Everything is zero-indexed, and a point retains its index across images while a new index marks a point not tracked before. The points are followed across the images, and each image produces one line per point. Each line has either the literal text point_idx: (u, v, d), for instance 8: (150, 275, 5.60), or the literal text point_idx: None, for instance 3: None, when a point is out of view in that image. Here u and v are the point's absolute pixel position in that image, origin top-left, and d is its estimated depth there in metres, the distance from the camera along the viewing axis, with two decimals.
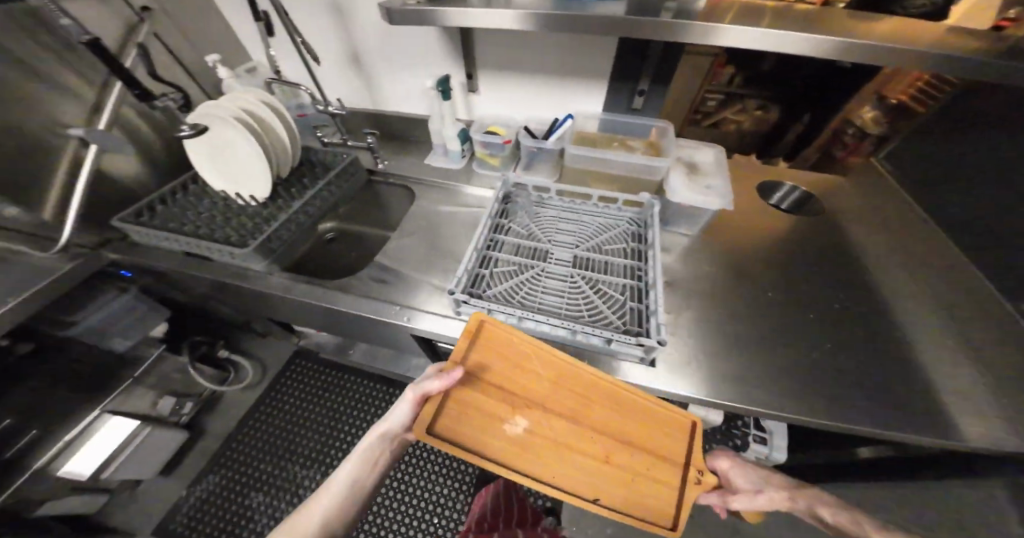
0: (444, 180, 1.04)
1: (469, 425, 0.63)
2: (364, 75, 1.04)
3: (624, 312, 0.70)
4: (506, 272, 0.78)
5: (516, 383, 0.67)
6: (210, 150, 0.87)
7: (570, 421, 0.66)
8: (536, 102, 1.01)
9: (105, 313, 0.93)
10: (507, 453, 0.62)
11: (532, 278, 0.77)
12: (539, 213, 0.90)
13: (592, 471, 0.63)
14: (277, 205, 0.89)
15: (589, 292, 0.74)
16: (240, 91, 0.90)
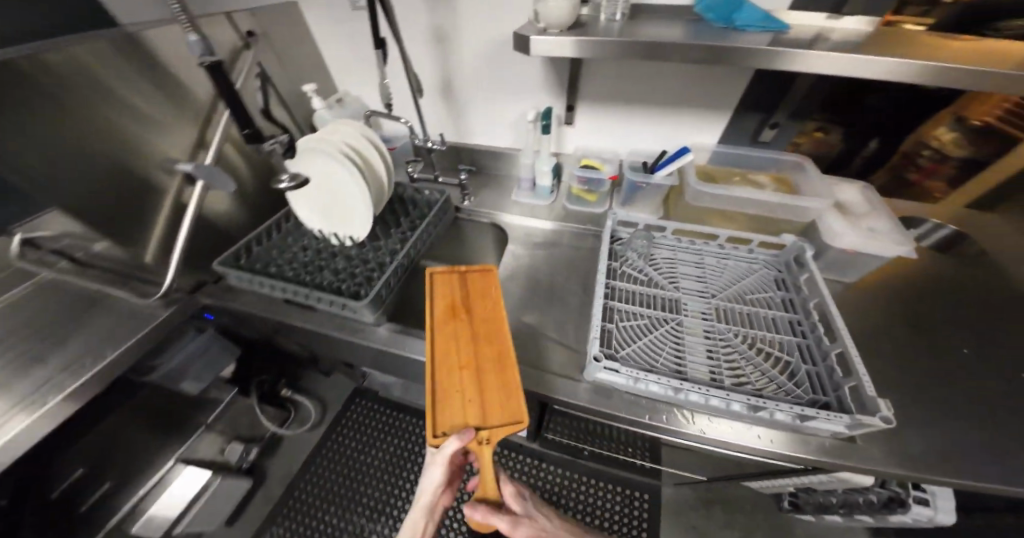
0: (537, 217, 0.96)
1: (435, 289, 0.69)
2: (454, 107, 0.99)
3: (797, 378, 0.60)
4: (639, 328, 0.68)
5: (481, 299, 0.69)
6: (308, 189, 0.83)
7: (483, 339, 0.64)
8: (639, 135, 0.93)
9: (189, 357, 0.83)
10: (438, 321, 0.65)
11: (670, 333, 0.68)
12: (657, 256, 0.81)
13: (449, 369, 0.61)
14: (377, 248, 0.84)
15: (747, 352, 0.64)
16: (337, 124, 0.86)
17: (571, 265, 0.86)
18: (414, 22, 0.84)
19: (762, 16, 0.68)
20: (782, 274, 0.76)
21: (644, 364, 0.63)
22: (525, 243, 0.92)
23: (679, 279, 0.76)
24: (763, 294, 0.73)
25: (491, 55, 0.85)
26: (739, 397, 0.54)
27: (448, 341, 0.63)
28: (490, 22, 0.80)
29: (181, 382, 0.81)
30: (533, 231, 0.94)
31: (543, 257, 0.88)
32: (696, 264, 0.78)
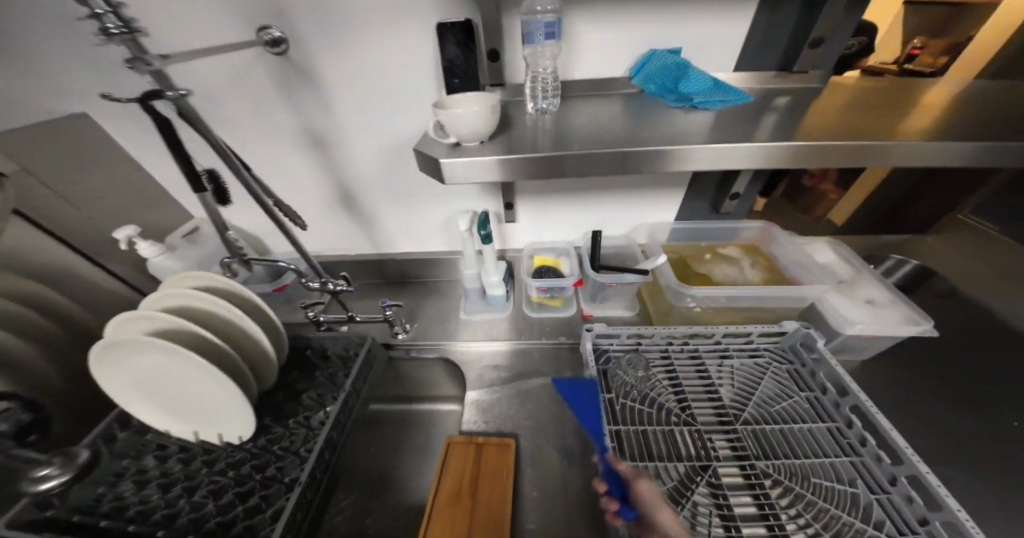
0: (492, 339, 0.76)
1: (445, 476, 0.58)
2: (359, 219, 0.77)
3: (870, 514, 0.51)
4: (668, 495, 0.54)
5: (489, 482, 0.57)
6: (152, 388, 0.58)
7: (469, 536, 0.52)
8: (592, 220, 0.78)
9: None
10: (440, 519, 0.54)
11: (707, 493, 0.55)
12: (654, 370, 0.67)
13: None
14: (288, 456, 0.61)
15: (805, 493, 0.54)
16: (182, 280, 0.60)
17: (549, 400, 0.67)
18: (274, 126, 0.61)
19: (715, 85, 0.55)
20: (794, 366, 0.67)
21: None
22: (487, 379, 0.71)
23: (689, 402, 0.64)
24: (787, 399, 0.64)
25: (394, 157, 0.66)
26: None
27: None
28: (384, 114, 0.60)
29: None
30: (493, 358, 0.74)
31: (513, 396, 0.68)
32: (700, 373, 0.67)
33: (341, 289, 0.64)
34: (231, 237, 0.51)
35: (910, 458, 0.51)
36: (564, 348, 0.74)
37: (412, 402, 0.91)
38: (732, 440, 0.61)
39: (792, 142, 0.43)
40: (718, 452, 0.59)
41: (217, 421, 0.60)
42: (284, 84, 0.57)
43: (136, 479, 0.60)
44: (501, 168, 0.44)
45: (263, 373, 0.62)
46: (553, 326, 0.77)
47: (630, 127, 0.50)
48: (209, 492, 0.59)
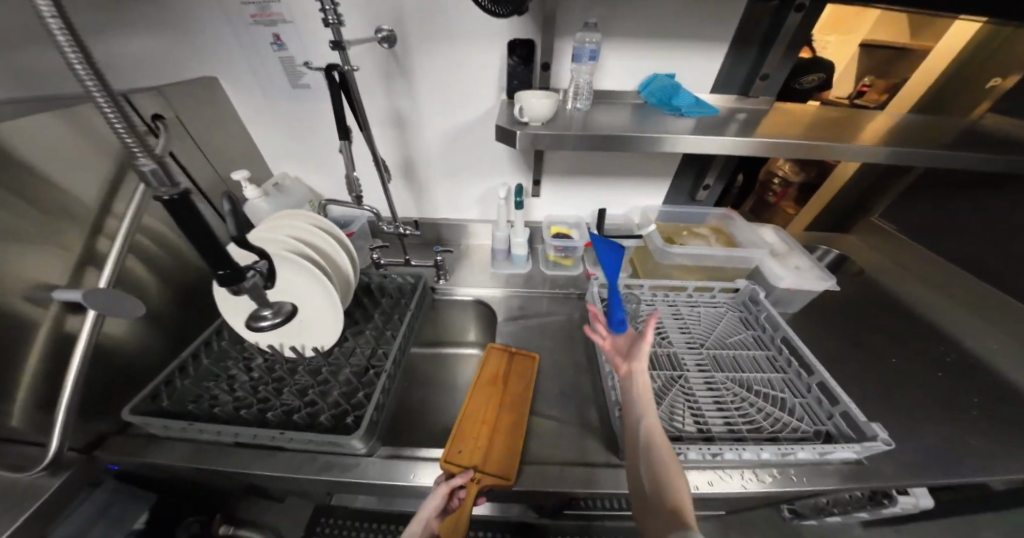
0: (516, 288, 0.95)
1: (481, 370, 0.77)
2: (413, 186, 0.94)
3: (795, 411, 0.74)
4: (656, 394, 0.75)
5: (515, 377, 0.76)
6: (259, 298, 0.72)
7: (500, 407, 0.71)
8: (598, 199, 1.00)
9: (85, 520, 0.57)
10: (478, 395, 0.73)
11: (681, 392, 0.76)
12: (641, 310, 0.90)
13: (470, 433, 0.67)
14: (359, 364, 0.74)
15: (753, 397, 0.77)
16: (288, 215, 0.75)
17: (562, 332, 0.88)
18: (369, 102, 0.79)
19: (696, 102, 0.78)
20: (747, 314, 0.91)
21: (676, 433, 0.69)
22: (514, 317, 0.90)
23: (668, 334, 0.86)
24: (737, 334, 0.88)
25: (455, 136, 0.85)
26: (773, 448, 0.66)
27: (476, 423, 0.68)
28: (454, 100, 0.79)
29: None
30: (518, 303, 0.93)
31: (536, 330, 0.88)
32: (677, 316, 0.90)
33: (409, 234, 0.80)
34: (354, 176, 0.69)
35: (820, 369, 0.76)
36: (574, 297, 0.95)
37: (438, 346, 1.03)
38: (700, 361, 0.83)
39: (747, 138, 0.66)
40: (691, 368, 0.81)
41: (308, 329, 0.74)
42: (385, 73, 0.76)
43: (228, 384, 0.69)
44: (561, 140, 0.65)
45: (344, 292, 0.76)
46: (567, 281, 0.97)
47: (637, 124, 0.73)
48: (296, 392, 0.68)
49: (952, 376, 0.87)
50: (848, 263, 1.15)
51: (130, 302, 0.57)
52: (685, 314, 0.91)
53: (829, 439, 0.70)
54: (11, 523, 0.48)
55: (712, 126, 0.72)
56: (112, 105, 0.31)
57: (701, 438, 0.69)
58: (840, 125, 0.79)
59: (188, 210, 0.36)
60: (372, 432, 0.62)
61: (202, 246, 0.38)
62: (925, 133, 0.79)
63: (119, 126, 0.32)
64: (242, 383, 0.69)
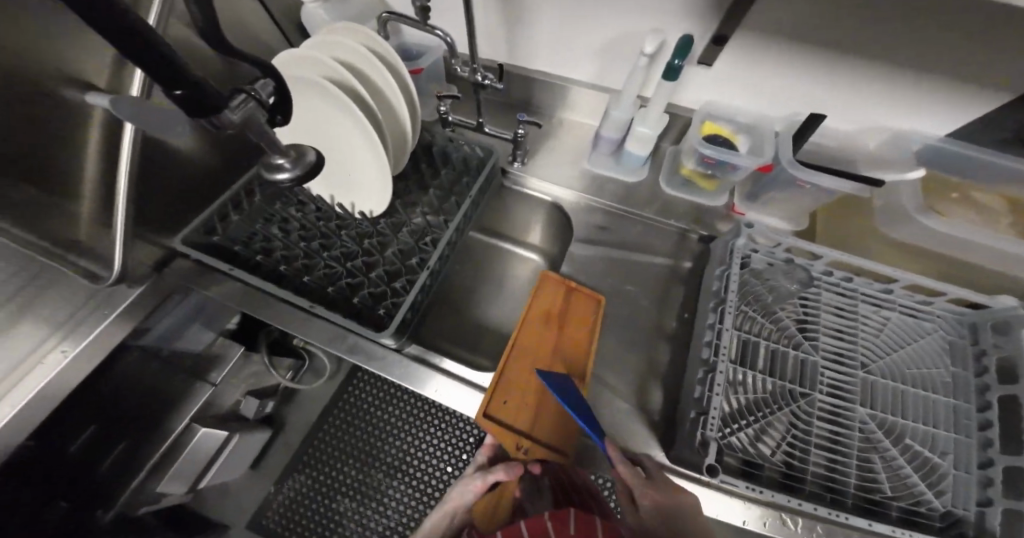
0: (616, 203, 0.69)
1: (538, 296, 0.57)
2: (514, 16, 0.62)
3: (937, 480, 0.49)
4: (756, 400, 0.53)
5: (575, 319, 0.58)
6: (306, 137, 0.57)
7: (557, 352, 0.54)
8: (813, 94, 0.57)
9: (179, 320, 0.63)
10: (529, 328, 0.54)
11: (795, 414, 0.53)
12: (791, 290, 0.61)
13: (518, 377, 0.49)
14: (403, 248, 0.62)
15: (889, 447, 0.51)
16: (343, 30, 0.54)
17: (655, 280, 0.66)
18: None
19: None
20: (961, 340, 0.56)
21: (756, 458, 0.50)
22: (597, 239, 0.68)
23: (818, 333, 0.58)
24: (931, 366, 0.55)
25: None
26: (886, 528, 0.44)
27: (524, 362, 0.51)
28: None
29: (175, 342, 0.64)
30: (609, 222, 0.69)
31: (621, 267, 0.66)
32: (844, 312, 0.59)
33: (488, 84, 0.56)
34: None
35: None
36: (691, 237, 0.67)
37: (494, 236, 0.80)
38: (843, 380, 0.56)
39: None
40: (823, 385, 0.55)
41: (357, 189, 0.61)
42: None
43: (281, 227, 0.62)
44: None
45: (398, 154, 0.59)
46: (692, 213, 0.68)
47: None
48: (341, 254, 0.60)
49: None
50: None
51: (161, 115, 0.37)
52: (857, 312, 0.59)
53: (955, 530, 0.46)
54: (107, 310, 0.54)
55: None
56: None
57: (786, 475, 0.49)
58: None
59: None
60: (402, 333, 0.54)
61: (154, 66, 0.22)
62: None
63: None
64: (294, 231, 0.62)
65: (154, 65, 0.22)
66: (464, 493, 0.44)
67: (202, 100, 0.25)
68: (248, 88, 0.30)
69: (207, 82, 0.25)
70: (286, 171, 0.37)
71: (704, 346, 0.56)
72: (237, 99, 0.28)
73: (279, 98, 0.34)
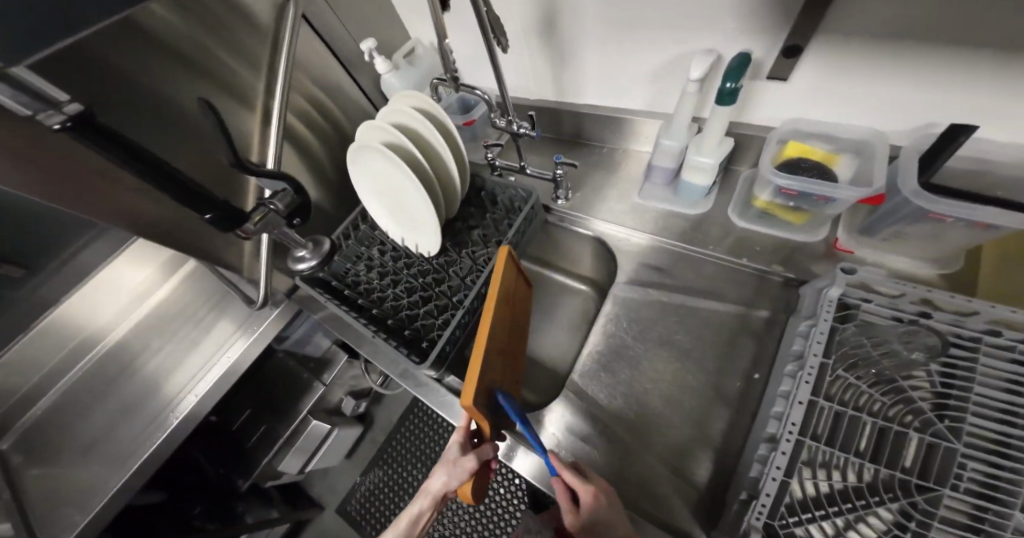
0: (670, 238, 0.62)
1: (503, 271, 0.46)
2: (558, 57, 0.62)
3: None
4: (842, 489, 0.42)
5: (520, 299, 0.54)
6: (377, 192, 0.67)
7: (511, 334, 0.51)
8: (956, 98, 0.41)
9: (307, 331, 0.83)
10: (500, 311, 0.46)
11: (901, 515, 0.41)
12: (914, 357, 0.46)
13: (491, 368, 0.44)
14: (451, 284, 0.67)
15: None
16: (401, 97, 0.63)
17: (717, 330, 0.56)
18: None
19: None
20: None
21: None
22: (648, 279, 0.62)
23: (963, 413, 0.42)
24: None
25: None
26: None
27: (495, 350, 0.46)
28: None
29: (304, 346, 0.84)
30: (664, 259, 0.62)
31: (672, 313, 0.59)
32: (1017, 386, 0.41)
33: (523, 133, 0.57)
34: (448, 45, 0.48)
35: None
36: (773, 279, 0.55)
37: (545, 266, 0.80)
38: (1005, 478, 0.38)
39: None
40: (961, 482, 0.40)
41: (415, 232, 0.68)
42: None
43: (366, 264, 0.72)
44: None
45: (448, 201, 0.65)
46: (772, 251, 0.56)
47: None
48: (405, 288, 0.68)
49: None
50: None
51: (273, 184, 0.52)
52: None
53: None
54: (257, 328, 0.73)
55: None
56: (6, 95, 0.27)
57: None
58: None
59: (98, 135, 0.31)
60: (441, 366, 0.58)
61: (184, 197, 0.38)
62: None
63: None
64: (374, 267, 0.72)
65: (176, 191, 0.37)
66: (435, 482, 0.45)
67: (226, 216, 0.42)
68: (266, 203, 0.48)
69: (227, 201, 0.42)
70: (306, 259, 0.69)
71: (771, 419, 0.45)
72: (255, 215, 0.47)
73: (300, 207, 0.51)
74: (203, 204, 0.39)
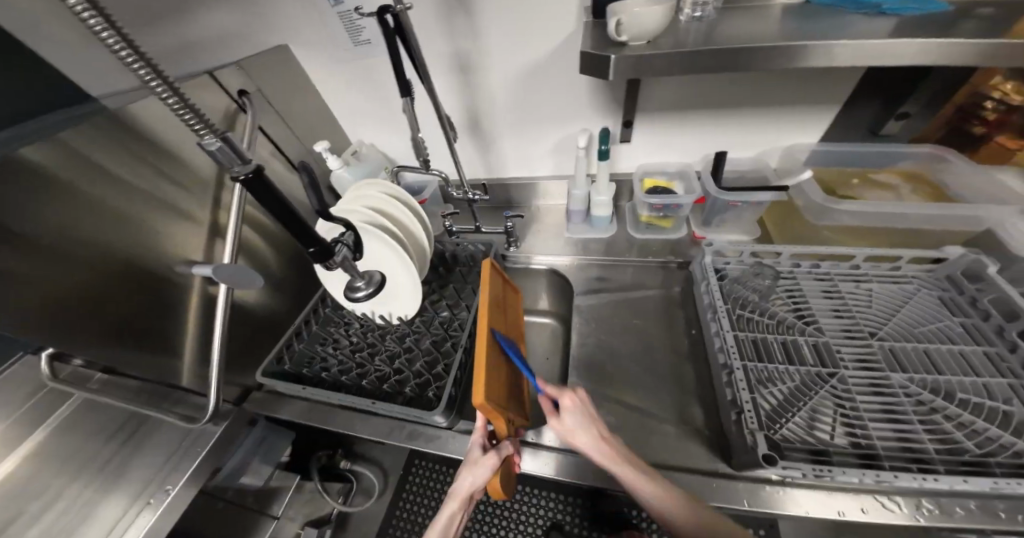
0: (596, 257, 0.82)
1: (488, 281, 0.54)
2: (485, 144, 0.85)
3: (998, 420, 0.49)
4: (793, 391, 0.55)
5: (508, 307, 0.62)
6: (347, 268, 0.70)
7: (506, 335, 0.58)
8: (715, 140, 0.78)
9: (247, 452, 0.64)
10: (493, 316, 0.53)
11: (834, 397, 0.54)
12: (768, 286, 0.68)
13: (498, 366, 0.51)
14: (435, 333, 0.70)
15: (945, 404, 0.51)
16: (360, 184, 0.73)
17: (656, 309, 0.74)
18: (435, 54, 0.71)
19: None
20: (950, 294, 0.62)
21: (819, 446, 0.49)
22: (595, 289, 0.78)
23: (814, 316, 0.64)
24: (931, 322, 0.60)
25: (531, 76, 0.71)
26: (981, 479, 0.42)
27: (496, 351, 0.52)
28: (524, 27, 0.65)
29: (240, 478, 0.63)
30: (601, 272, 0.80)
31: (621, 305, 0.76)
32: (829, 294, 0.66)
33: (478, 199, 0.73)
34: (421, 139, 0.63)
35: None
36: (672, 266, 0.79)
37: None
38: (862, 352, 0.59)
39: (957, 38, 0.43)
40: (847, 360, 0.58)
41: (389, 299, 0.71)
42: (446, 11, 0.65)
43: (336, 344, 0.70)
44: (655, 67, 0.51)
45: (420, 262, 0.73)
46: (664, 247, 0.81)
47: (791, 32, 0.51)
48: (388, 355, 0.67)
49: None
50: None
51: (248, 275, 0.58)
52: (843, 293, 0.66)
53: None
54: (190, 464, 0.55)
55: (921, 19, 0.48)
56: (210, 141, 0.30)
57: (859, 457, 0.48)
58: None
59: (266, 188, 0.34)
60: (452, 408, 0.59)
61: (302, 235, 0.38)
62: None
63: (189, 118, 0.29)
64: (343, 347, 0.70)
65: (297, 229, 0.37)
66: (464, 481, 0.46)
67: (323, 253, 0.41)
68: (341, 238, 0.45)
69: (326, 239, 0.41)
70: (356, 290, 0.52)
71: (719, 353, 0.60)
72: (338, 251, 0.44)
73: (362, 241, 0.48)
74: (313, 243, 0.39)
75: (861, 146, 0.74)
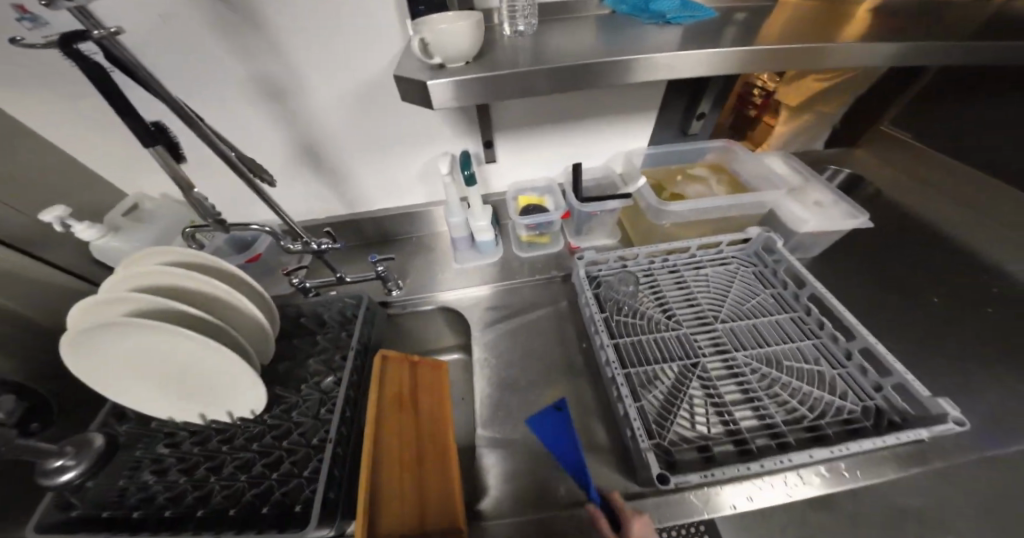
0: (490, 282, 0.78)
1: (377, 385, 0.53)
2: (327, 177, 0.71)
3: (812, 378, 0.60)
4: (670, 390, 0.60)
5: (419, 398, 0.60)
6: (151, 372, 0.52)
7: (413, 435, 0.55)
8: (567, 151, 0.80)
9: None
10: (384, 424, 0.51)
11: (701, 386, 0.60)
12: (630, 290, 0.72)
13: (393, 486, 0.48)
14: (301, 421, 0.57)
15: (779, 374, 0.61)
16: (142, 252, 0.53)
17: (547, 327, 0.73)
18: (218, 78, 0.55)
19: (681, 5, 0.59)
20: (760, 268, 0.76)
21: (700, 441, 0.54)
22: (491, 321, 0.74)
23: (672, 308, 0.71)
24: (753, 298, 0.72)
25: (358, 101, 0.61)
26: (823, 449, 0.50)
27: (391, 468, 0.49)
28: (328, 44, 0.54)
29: None
30: (491, 299, 0.77)
31: (513, 330, 0.73)
32: (680, 284, 0.74)
33: (326, 248, 0.60)
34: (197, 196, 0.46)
35: (862, 332, 0.60)
36: (557, 280, 0.79)
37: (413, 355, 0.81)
38: (714, 336, 0.67)
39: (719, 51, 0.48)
40: (705, 348, 0.65)
41: (226, 396, 0.55)
42: (214, 23, 0.50)
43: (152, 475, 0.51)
44: (478, 95, 0.45)
45: (260, 340, 0.58)
46: (546, 262, 0.81)
47: (603, 46, 0.53)
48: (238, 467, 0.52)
49: (1009, 292, 0.75)
50: (862, 185, 0.99)
51: None
52: (692, 282, 0.75)
53: (882, 419, 0.55)
54: None
55: (701, 34, 0.53)
56: None
57: (732, 443, 0.54)
58: (843, 18, 0.60)
59: None
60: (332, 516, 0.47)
61: None
62: (946, 18, 0.61)
63: None
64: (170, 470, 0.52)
65: None
66: None
67: None
68: None
69: None
70: None
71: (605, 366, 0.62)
72: None
73: None
74: None
75: (684, 146, 0.84)
